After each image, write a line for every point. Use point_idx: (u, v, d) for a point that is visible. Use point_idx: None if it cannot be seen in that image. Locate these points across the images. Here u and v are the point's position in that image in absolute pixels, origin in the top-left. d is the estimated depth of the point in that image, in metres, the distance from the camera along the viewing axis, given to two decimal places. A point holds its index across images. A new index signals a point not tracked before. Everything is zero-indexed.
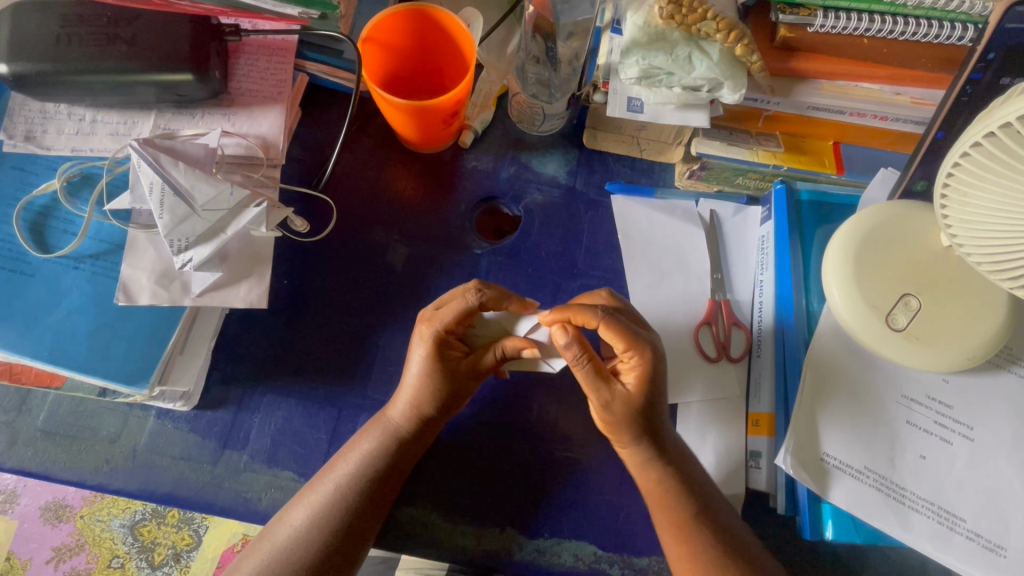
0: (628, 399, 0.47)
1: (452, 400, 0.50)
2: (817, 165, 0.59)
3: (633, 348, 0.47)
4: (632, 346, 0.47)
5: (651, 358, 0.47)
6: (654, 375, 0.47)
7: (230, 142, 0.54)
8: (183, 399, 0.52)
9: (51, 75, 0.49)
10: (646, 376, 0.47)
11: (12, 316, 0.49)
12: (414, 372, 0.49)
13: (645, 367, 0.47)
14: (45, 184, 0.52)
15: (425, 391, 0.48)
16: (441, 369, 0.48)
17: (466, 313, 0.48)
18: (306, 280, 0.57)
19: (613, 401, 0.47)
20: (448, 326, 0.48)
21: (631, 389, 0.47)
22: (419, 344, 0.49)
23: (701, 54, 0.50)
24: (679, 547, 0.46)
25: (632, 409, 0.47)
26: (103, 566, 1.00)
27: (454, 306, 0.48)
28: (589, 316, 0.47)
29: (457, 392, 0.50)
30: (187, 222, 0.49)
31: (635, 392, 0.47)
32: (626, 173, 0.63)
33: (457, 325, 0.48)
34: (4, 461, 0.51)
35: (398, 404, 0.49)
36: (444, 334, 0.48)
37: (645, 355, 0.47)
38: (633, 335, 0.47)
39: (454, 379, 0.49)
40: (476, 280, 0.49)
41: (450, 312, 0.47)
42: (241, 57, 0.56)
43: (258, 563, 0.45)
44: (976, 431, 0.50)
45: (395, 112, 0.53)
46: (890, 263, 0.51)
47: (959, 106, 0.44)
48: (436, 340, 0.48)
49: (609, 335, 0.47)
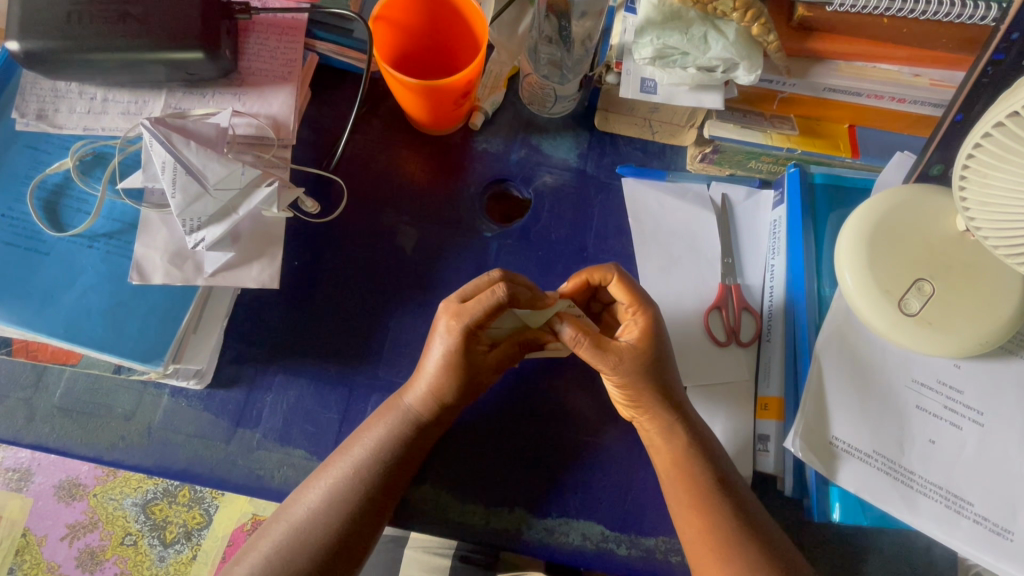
0: (634, 355, 0.48)
1: (473, 389, 0.50)
2: (832, 149, 0.58)
3: (638, 304, 0.50)
4: (636, 303, 0.50)
5: (652, 316, 0.50)
6: (657, 330, 0.49)
7: (241, 122, 0.54)
8: (197, 377, 0.52)
9: (61, 53, 0.49)
10: (650, 332, 0.49)
11: (27, 294, 0.49)
12: (437, 363, 0.49)
13: (650, 319, 0.49)
14: (57, 163, 0.52)
15: (445, 384, 0.49)
16: (466, 363, 0.49)
17: (496, 307, 0.47)
18: (317, 261, 0.57)
19: (621, 360, 0.48)
20: (478, 321, 0.47)
21: (634, 344, 0.48)
22: (443, 336, 0.48)
23: (718, 34, 0.48)
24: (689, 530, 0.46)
25: (641, 365, 0.48)
26: (116, 544, 1.02)
27: (484, 300, 0.47)
28: (605, 270, 0.51)
29: (479, 381, 0.50)
30: (199, 201, 0.49)
31: (638, 346, 0.48)
32: (636, 156, 0.63)
33: (486, 320, 0.47)
34: (23, 437, 0.52)
35: (414, 390, 0.50)
36: (472, 329, 0.48)
37: (648, 310, 0.50)
38: (638, 293, 0.50)
39: (476, 372, 0.49)
40: (502, 273, 0.49)
41: (480, 306, 0.47)
42: (251, 35, 0.56)
43: (274, 542, 0.45)
44: (986, 416, 0.50)
45: (405, 92, 0.52)
46: (906, 247, 0.51)
47: (979, 88, 0.43)
48: (463, 334, 0.48)
49: (618, 291, 0.50)
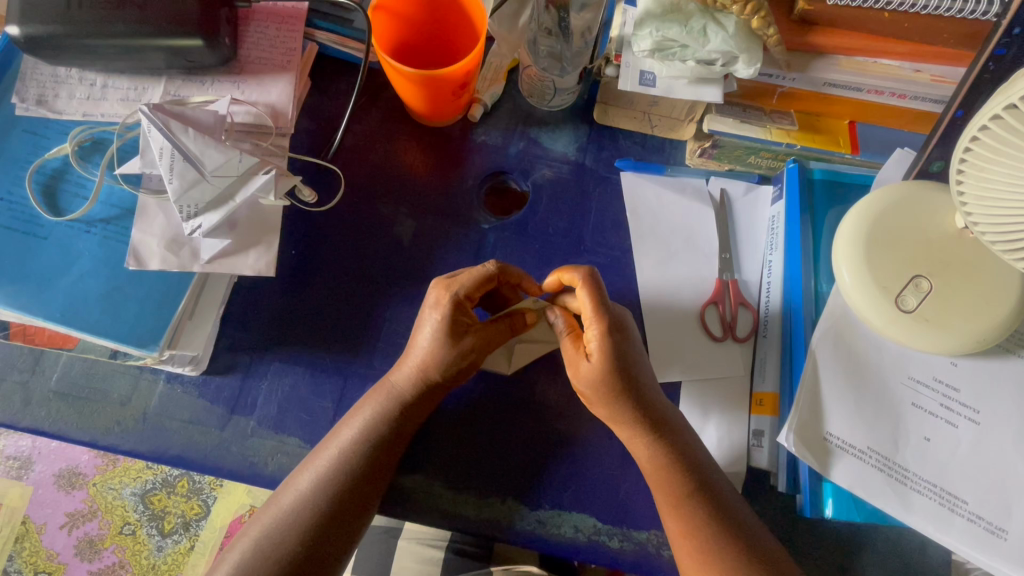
0: (583, 371, 0.48)
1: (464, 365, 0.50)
2: (832, 145, 0.58)
3: (589, 321, 0.48)
4: (588, 319, 0.48)
5: (602, 335, 0.47)
6: (605, 350, 0.47)
7: (240, 110, 0.54)
8: (193, 363, 0.53)
9: (62, 38, 0.49)
10: (601, 351, 0.47)
11: (25, 277, 0.49)
12: (427, 338, 0.49)
13: (607, 330, 0.47)
14: (56, 148, 0.53)
15: (434, 357, 0.48)
16: (453, 335, 0.48)
17: (484, 279, 0.48)
18: (314, 250, 0.57)
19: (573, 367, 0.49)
20: (467, 291, 0.48)
21: (587, 361, 0.48)
22: (434, 310, 0.48)
23: (717, 26, 0.48)
24: (688, 526, 0.46)
25: (587, 381, 0.48)
26: (114, 533, 1.03)
27: (475, 272, 0.49)
28: (570, 278, 0.49)
29: (470, 358, 0.49)
30: (196, 187, 0.49)
31: (591, 362, 0.48)
32: (636, 150, 0.63)
33: (475, 291, 0.49)
34: (19, 421, 0.52)
35: (402, 369, 0.49)
36: (461, 298, 0.48)
37: (596, 329, 0.47)
38: (590, 307, 0.47)
39: (463, 347, 0.48)
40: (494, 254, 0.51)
41: (470, 277, 0.48)
42: (251, 24, 0.56)
43: (264, 526, 0.45)
44: (982, 415, 0.50)
45: (404, 83, 0.52)
46: (904, 244, 0.50)
47: (980, 83, 0.43)
48: (452, 305, 0.48)
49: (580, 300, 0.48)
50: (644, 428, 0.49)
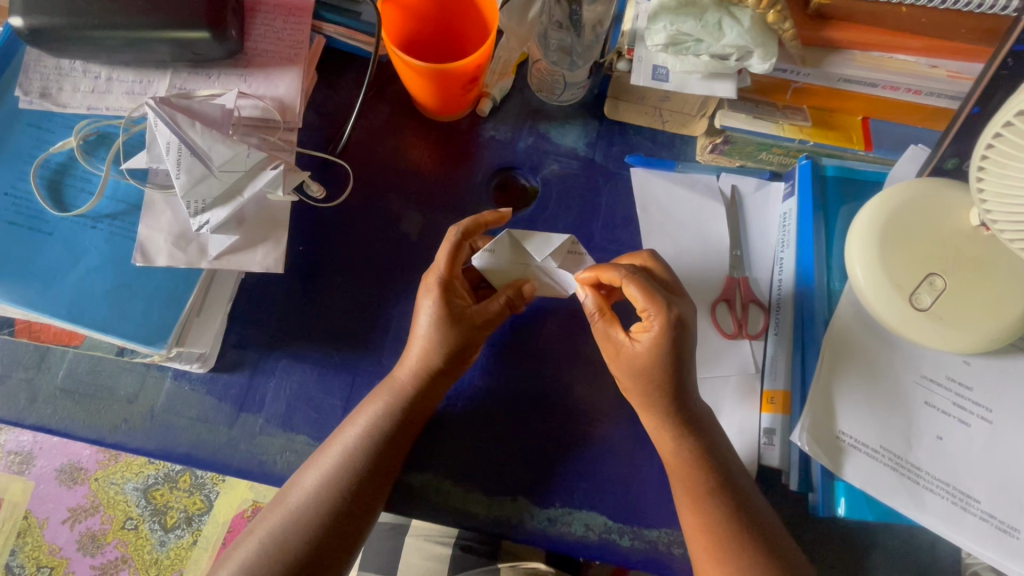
0: (633, 358, 0.48)
1: (462, 347, 0.49)
2: (845, 141, 0.57)
3: (649, 309, 0.47)
4: (648, 307, 0.47)
5: (666, 322, 0.46)
6: (666, 337, 0.47)
7: (247, 104, 0.53)
8: (200, 360, 0.52)
9: (66, 30, 0.48)
10: (658, 339, 0.47)
11: (30, 274, 0.49)
12: (425, 325, 0.49)
13: (664, 323, 0.46)
14: (60, 142, 0.52)
15: (436, 347, 0.48)
16: (450, 317, 0.48)
17: (456, 249, 0.49)
18: (322, 246, 0.57)
19: (618, 353, 0.49)
20: (447, 269, 0.49)
21: (638, 348, 0.48)
22: (426, 297, 0.49)
23: (733, 20, 0.47)
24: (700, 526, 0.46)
25: (637, 369, 0.48)
26: (117, 528, 1.03)
27: (446, 249, 0.49)
28: (613, 273, 0.48)
29: (467, 339, 0.49)
30: (204, 182, 0.48)
31: (642, 351, 0.47)
32: (646, 146, 0.62)
33: (454, 270, 0.49)
34: (25, 418, 0.52)
35: (405, 363, 0.49)
36: (446, 280, 0.49)
37: (659, 317, 0.47)
38: (652, 297, 0.47)
39: (465, 327, 0.49)
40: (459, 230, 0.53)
41: (443, 257, 0.49)
42: (257, 17, 0.55)
43: (271, 526, 0.45)
44: (995, 413, 0.50)
45: (414, 76, 0.52)
46: (918, 242, 0.50)
47: (999, 80, 0.43)
48: (441, 288, 0.49)
49: (632, 292, 0.48)
50: (656, 426, 0.49)
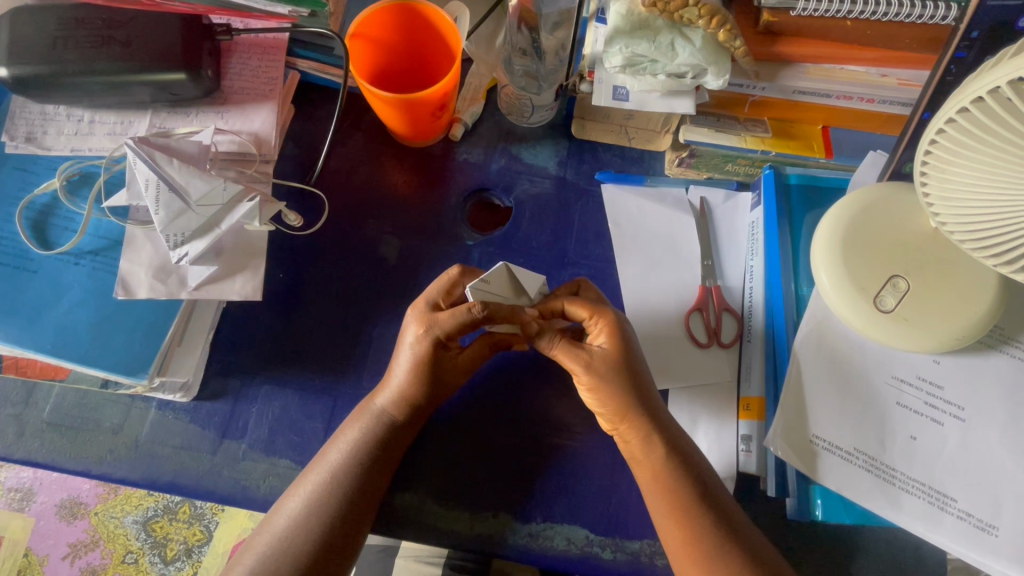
0: (604, 356, 0.49)
1: (442, 389, 0.51)
2: (806, 150, 0.59)
3: (593, 314, 0.50)
4: (592, 313, 0.50)
5: (613, 315, 0.50)
6: (621, 328, 0.49)
7: (224, 139, 0.55)
8: (183, 390, 0.53)
9: (49, 78, 0.51)
10: (615, 331, 0.49)
11: (16, 311, 0.50)
12: (404, 371, 0.49)
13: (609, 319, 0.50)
14: (45, 183, 0.54)
15: (415, 384, 0.49)
16: (434, 364, 0.49)
17: (468, 323, 0.47)
18: (303, 273, 0.58)
19: (589, 361, 0.49)
20: (448, 332, 0.48)
21: (604, 348, 0.49)
22: (412, 345, 0.49)
23: (685, 41, 0.50)
24: (693, 541, 0.45)
25: (611, 367, 0.48)
26: (117, 562, 1.03)
27: (457, 315, 0.47)
28: (551, 300, 0.51)
29: (447, 381, 0.51)
30: (182, 217, 0.50)
31: (609, 346, 0.49)
32: (615, 163, 0.64)
33: (456, 332, 0.48)
34: (13, 452, 0.53)
35: (385, 392, 0.50)
36: (441, 338, 0.48)
37: (606, 314, 0.50)
38: (592, 303, 0.50)
39: (444, 370, 0.50)
40: (459, 267, 0.51)
41: (450, 319, 0.47)
42: (234, 56, 0.58)
43: (258, 552, 0.46)
44: (967, 411, 0.50)
45: (384, 106, 0.54)
46: (880, 245, 0.51)
47: (943, 86, 0.44)
48: (433, 343, 0.49)
49: (572, 311, 0.50)
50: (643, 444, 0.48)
